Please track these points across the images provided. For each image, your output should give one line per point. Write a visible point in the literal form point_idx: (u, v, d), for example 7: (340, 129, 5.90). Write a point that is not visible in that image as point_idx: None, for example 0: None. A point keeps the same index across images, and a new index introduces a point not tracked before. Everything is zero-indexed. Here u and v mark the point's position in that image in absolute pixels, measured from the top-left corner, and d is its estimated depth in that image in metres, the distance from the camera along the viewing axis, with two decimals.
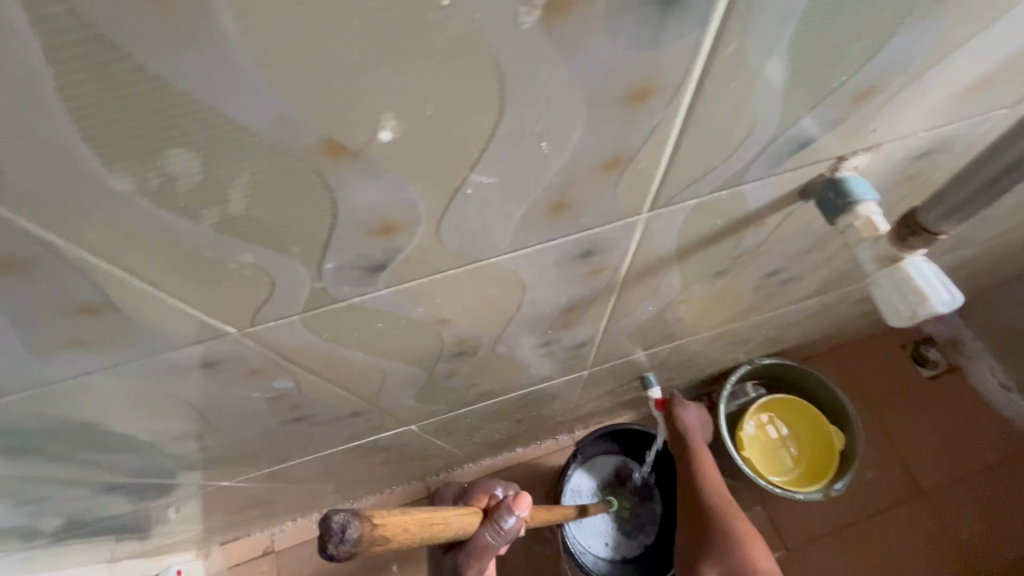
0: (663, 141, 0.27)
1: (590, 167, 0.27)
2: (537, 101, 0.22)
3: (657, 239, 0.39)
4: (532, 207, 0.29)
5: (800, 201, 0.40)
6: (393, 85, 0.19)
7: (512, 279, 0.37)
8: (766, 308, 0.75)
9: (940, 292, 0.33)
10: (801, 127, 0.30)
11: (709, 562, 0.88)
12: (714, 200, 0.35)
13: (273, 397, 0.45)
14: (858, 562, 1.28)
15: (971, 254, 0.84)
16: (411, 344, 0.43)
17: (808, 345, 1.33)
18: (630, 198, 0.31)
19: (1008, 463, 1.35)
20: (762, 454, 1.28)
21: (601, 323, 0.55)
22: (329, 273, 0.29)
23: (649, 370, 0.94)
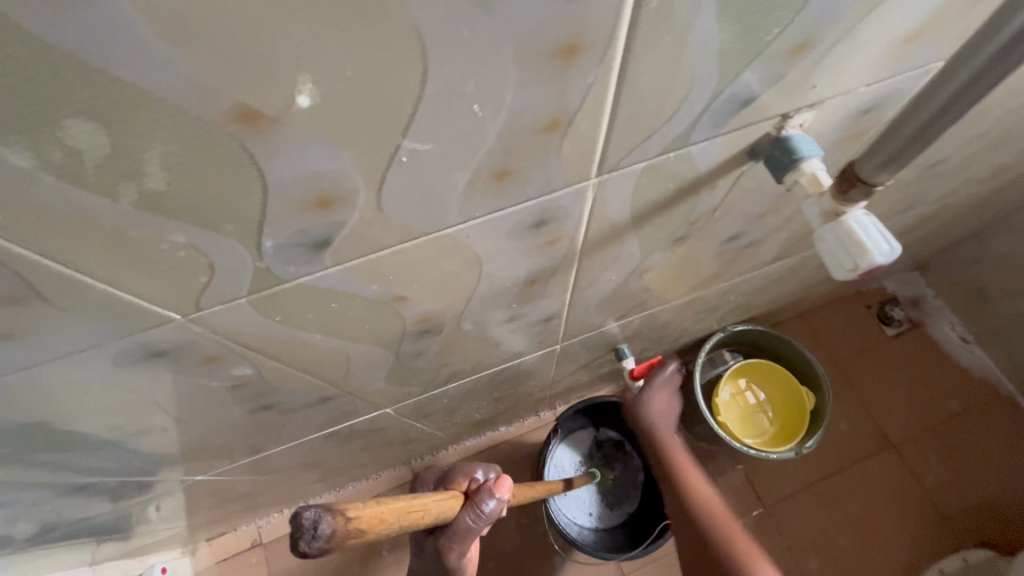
0: (601, 101, 0.27)
1: (530, 132, 0.27)
2: (461, 61, 0.21)
3: (611, 206, 0.39)
4: (476, 176, 0.28)
5: (750, 162, 0.40)
6: (302, 41, 0.18)
7: (467, 252, 0.37)
8: (732, 274, 0.77)
9: (879, 243, 0.33)
10: (741, 84, 0.30)
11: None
12: (663, 162, 0.35)
13: (234, 386, 0.45)
14: (832, 515, 1.33)
15: (925, 212, 0.88)
16: (371, 324, 0.43)
17: (778, 310, 1.37)
18: (576, 163, 0.31)
19: (968, 413, 1.42)
20: (737, 419, 1.30)
21: (567, 295, 0.55)
22: (269, 251, 0.28)
23: (622, 342, 0.95)
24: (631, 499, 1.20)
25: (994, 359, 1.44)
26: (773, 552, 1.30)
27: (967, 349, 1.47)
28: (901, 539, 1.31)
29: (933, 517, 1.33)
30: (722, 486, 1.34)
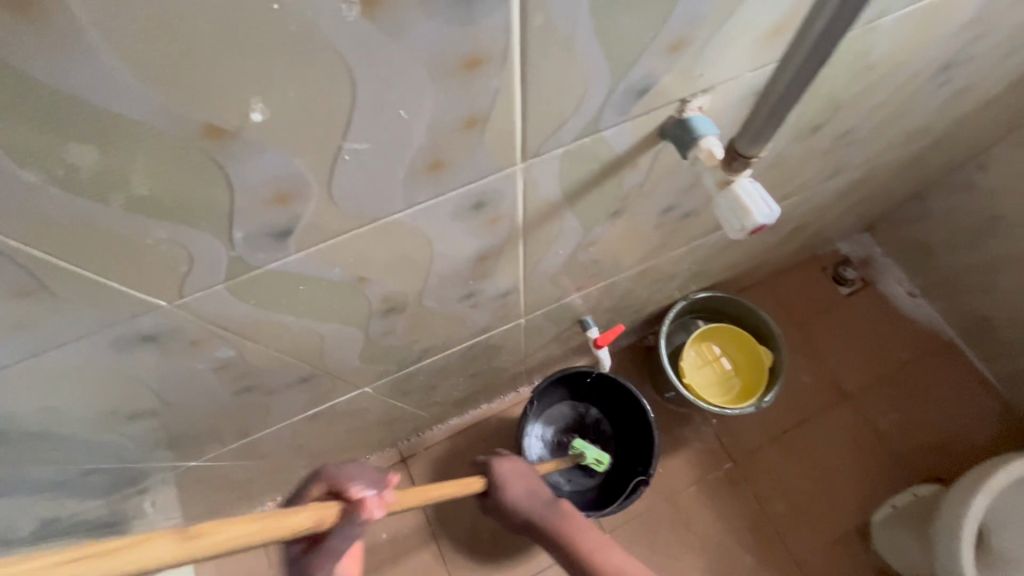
0: (510, 99, 0.32)
1: (452, 128, 0.32)
2: (382, 77, 0.26)
3: (541, 187, 0.44)
4: (412, 167, 0.34)
5: (662, 142, 0.46)
6: (250, 71, 0.23)
7: (416, 235, 0.42)
8: (677, 244, 0.83)
9: (760, 206, 0.40)
10: (633, 78, 0.36)
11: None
12: (580, 146, 0.41)
13: (218, 368, 0.49)
14: (794, 464, 1.43)
15: (853, 176, 0.96)
16: (338, 305, 0.48)
17: (737, 277, 1.45)
18: (500, 152, 0.36)
19: (915, 361, 1.53)
20: (706, 384, 1.38)
21: (519, 270, 0.61)
22: (239, 242, 0.33)
23: (586, 314, 1.02)
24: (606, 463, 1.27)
25: (938, 309, 1.56)
26: (742, 502, 1.39)
27: (914, 303, 1.58)
28: (858, 481, 1.42)
29: (885, 458, 1.44)
30: (692, 445, 1.43)
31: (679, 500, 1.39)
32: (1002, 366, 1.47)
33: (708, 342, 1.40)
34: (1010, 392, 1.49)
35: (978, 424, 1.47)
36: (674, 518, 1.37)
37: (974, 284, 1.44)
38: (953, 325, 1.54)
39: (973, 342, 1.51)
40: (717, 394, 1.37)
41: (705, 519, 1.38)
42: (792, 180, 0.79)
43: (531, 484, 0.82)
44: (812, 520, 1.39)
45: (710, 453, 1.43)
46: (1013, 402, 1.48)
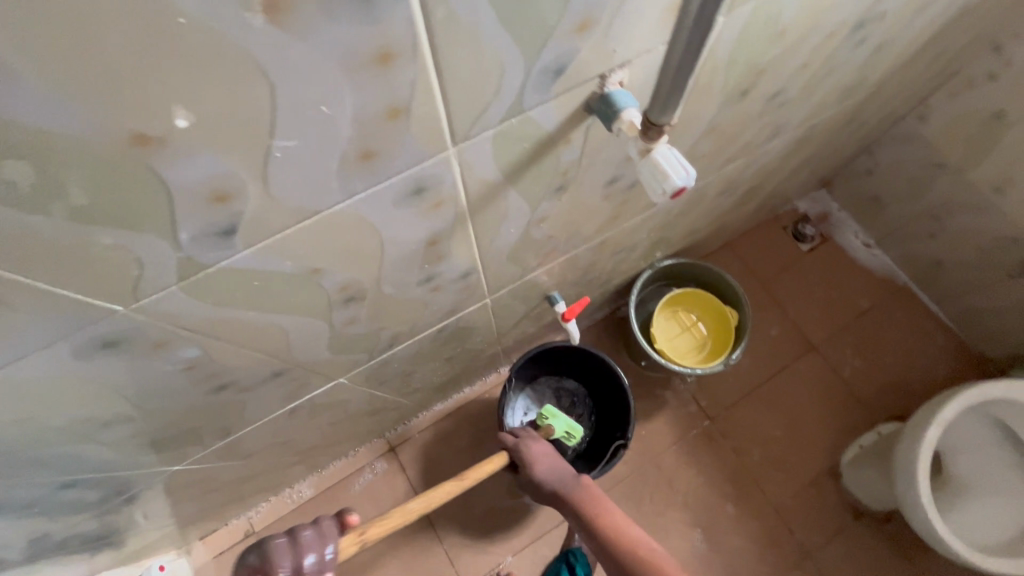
0: (428, 88, 0.34)
1: (377, 118, 0.34)
2: (297, 77, 0.29)
3: (478, 168, 0.46)
4: (344, 158, 0.36)
5: (591, 117, 0.49)
6: (169, 81, 0.25)
7: (362, 224, 0.44)
8: (630, 215, 0.87)
9: (678, 170, 0.42)
10: (547, 59, 0.38)
11: None
12: (509, 127, 0.43)
13: (186, 368, 0.51)
14: (766, 415, 1.50)
15: (795, 136, 1.00)
16: (297, 298, 0.50)
17: (700, 242, 1.50)
18: (430, 137, 0.39)
19: (873, 308, 1.60)
20: (684, 352, 1.42)
21: (474, 251, 0.64)
22: (186, 243, 0.35)
23: (553, 290, 1.05)
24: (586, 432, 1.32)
25: (893, 257, 1.63)
26: (719, 456, 1.46)
27: (869, 253, 1.66)
28: (826, 426, 1.50)
29: (850, 402, 1.52)
30: (669, 407, 1.49)
31: (661, 461, 1.45)
32: (954, 305, 1.55)
33: (682, 310, 1.45)
34: (962, 330, 1.57)
35: (935, 362, 1.55)
36: (657, 478, 1.43)
37: (922, 230, 1.51)
38: (907, 271, 1.62)
39: (926, 286, 1.59)
40: (696, 358, 1.41)
41: (687, 476, 1.44)
42: (733, 144, 0.82)
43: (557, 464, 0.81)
44: (786, 467, 1.46)
45: (687, 413, 1.49)
46: (965, 338, 1.57)
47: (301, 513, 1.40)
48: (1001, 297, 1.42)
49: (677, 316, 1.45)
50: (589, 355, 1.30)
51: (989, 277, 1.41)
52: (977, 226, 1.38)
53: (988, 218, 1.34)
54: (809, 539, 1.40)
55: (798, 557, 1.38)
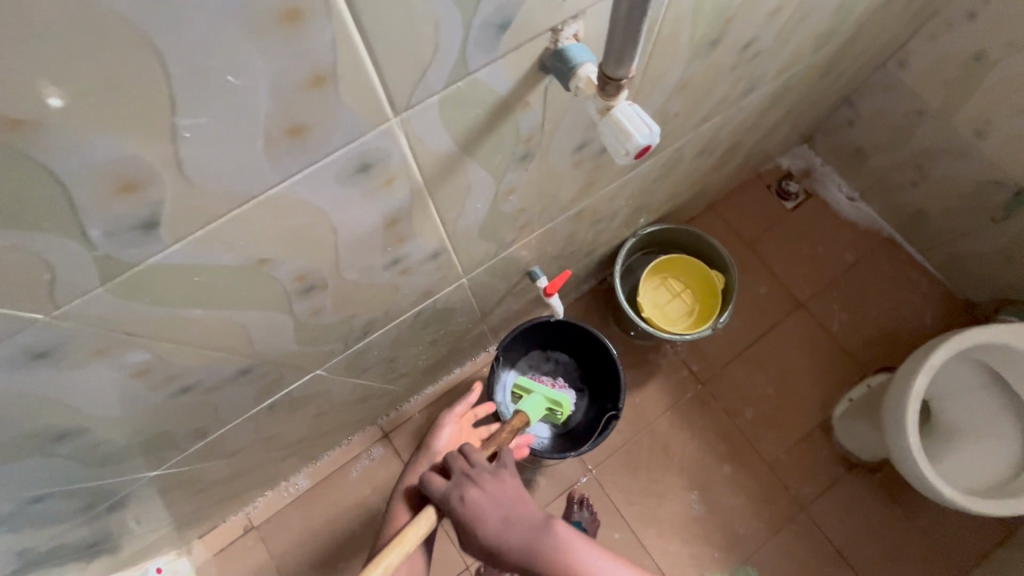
0: (353, 50, 0.31)
1: (299, 89, 0.31)
2: (190, 41, 0.25)
3: (428, 140, 0.43)
4: (269, 136, 0.32)
5: (547, 77, 0.46)
6: (29, 51, 0.22)
7: (307, 207, 0.41)
8: (606, 181, 0.84)
9: (640, 127, 0.39)
10: (488, 11, 0.35)
11: None
12: (456, 92, 0.40)
13: (138, 373, 0.48)
14: (757, 376, 1.50)
15: (773, 89, 0.97)
16: (249, 291, 0.47)
17: (683, 206, 1.48)
18: (366, 108, 0.35)
19: (859, 262, 1.60)
20: (676, 320, 1.40)
21: (440, 229, 0.60)
22: (100, 240, 0.32)
23: (533, 264, 1.03)
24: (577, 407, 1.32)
25: (877, 209, 1.62)
26: (712, 419, 1.46)
27: (854, 206, 1.64)
28: (816, 382, 1.50)
29: (840, 357, 1.52)
30: (659, 374, 1.49)
31: (655, 428, 1.45)
32: (939, 254, 1.55)
33: (669, 277, 1.43)
34: (948, 278, 1.56)
35: (921, 311, 1.56)
36: (652, 445, 1.44)
37: (906, 180, 1.49)
38: (891, 223, 1.61)
39: (910, 236, 1.58)
40: (688, 324, 1.40)
41: (680, 441, 1.44)
42: (707, 101, 0.79)
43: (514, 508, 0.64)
44: (778, 425, 1.47)
45: (679, 379, 1.49)
46: (950, 286, 1.57)
47: (298, 504, 1.39)
48: (985, 242, 1.41)
49: (666, 284, 1.43)
50: (575, 328, 1.28)
51: (973, 223, 1.41)
52: (960, 172, 1.36)
53: (971, 163, 1.33)
54: (802, 493, 1.42)
55: (793, 512, 1.40)
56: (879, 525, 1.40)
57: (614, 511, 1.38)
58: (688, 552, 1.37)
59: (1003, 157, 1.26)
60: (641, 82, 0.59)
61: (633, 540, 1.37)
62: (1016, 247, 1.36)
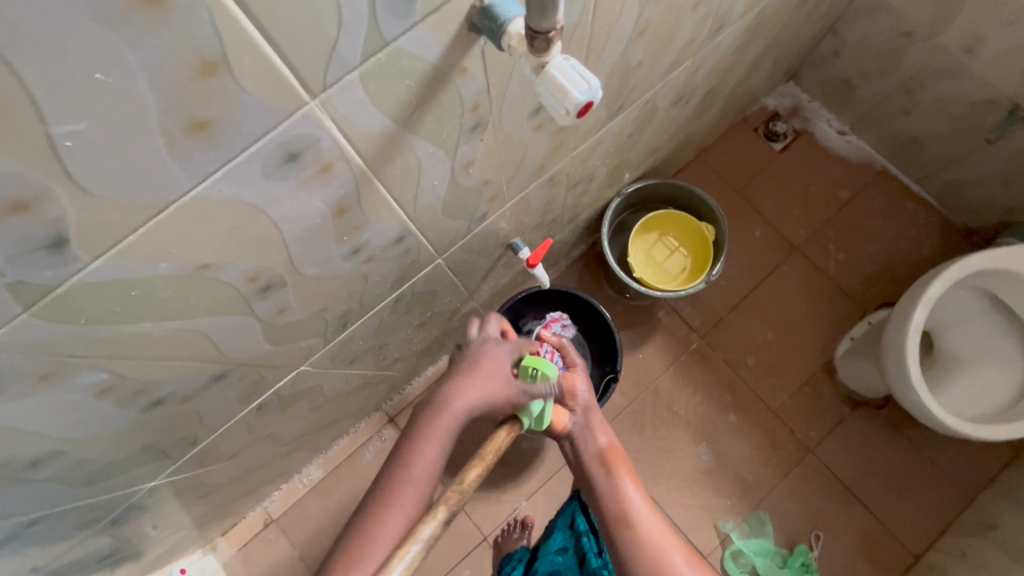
0: (240, 32, 0.28)
1: (187, 80, 0.28)
2: (37, 41, 0.23)
3: (358, 120, 0.40)
4: (168, 135, 0.30)
5: (480, 38, 0.42)
6: None
7: (237, 205, 0.39)
8: (576, 143, 0.80)
9: (578, 83, 0.36)
10: None
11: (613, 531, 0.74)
12: (378, 65, 0.37)
13: (99, 393, 0.47)
14: (757, 325, 1.49)
15: (746, 24, 0.92)
16: (198, 299, 0.45)
17: (668, 160, 1.44)
18: (275, 94, 0.33)
19: (854, 198, 1.55)
20: (673, 277, 1.38)
21: (398, 212, 0.58)
22: (5, 265, 0.30)
23: (514, 237, 1.00)
24: None
25: (869, 141, 1.57)
26: (714, 373, 1.46)
27: (845, 140, 1.59)
28: (816, 324, 1.49)
29: (838, 297, 1.50)
30: (658, 333, 1.48)
31: (657, 386, 1.45)
32: (935, 181, 1.50)
33: (657, 234, 1.40)
34: (945, 205, 1.52)
35: (919, 242, 1.52)
36: (656, 404, 1.44)
37: (897, 107, 1.44)
38: (884, 154, 1.56)
39: (905, 165, 1.54)
40: (685, 279, 1.38)
41: (683, 396, 1.44)
42: (673, 46, 0.75)
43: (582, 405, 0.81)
44: (780, 372, 1.46)
45: (677, 335, 1.48)
46: (947, 213, 1.53)
47: (313, 495, 1.42)
48: (982, 164, 1.37)
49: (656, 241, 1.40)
50: (568, 294, 1.27)
51: (968, 145, 1.37)
52: (952, 93, 1.31)
53: (962, 82, 1.27)
54: (808, 435, 1.42)
55: (800, 455, 1.41)
56: (887, 459, 1.41)
57: None
58: (701, 504, 1.38)
59: (994, 73, 1.21)
60: (594, 30, 0.56)
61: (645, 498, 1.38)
62: (1014, 165, 1.32)
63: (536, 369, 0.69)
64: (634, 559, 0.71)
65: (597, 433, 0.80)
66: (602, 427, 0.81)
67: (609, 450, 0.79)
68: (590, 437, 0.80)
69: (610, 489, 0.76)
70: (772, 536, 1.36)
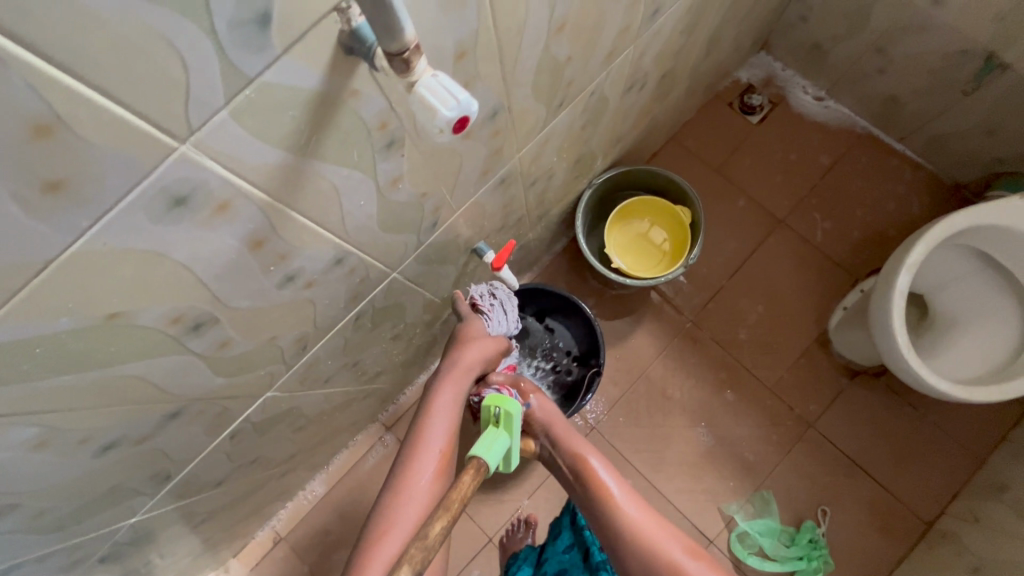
0: (67, 90, 0.29)
1: (20, 143, 0.29)
2: None
3: (245, 155, 0.40)
4: (23, 199, 0.31)
5: (363, 61, 0.42)
6: None
7: (130, 255, 0.39)
8: (521, 142, 0.79)
9: (446, 100, 0.36)
10: (225, 12, 0.31)
11: (609, 540, 0.73)
12: (248, 102, 0.37)
13: (35, 446, 0.48)
14: (746, 303, 1.46)
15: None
16: (119, 347, 0.46)
17: (640, 144, 1.41)
18: (131, 145, 0.33)
19: (835, 164, 1.52)
20: (660, 261, 1.36)
21: (328, 237, 0.58)
22: None
23: (478, 240, 0.99)
24: (549, 372, 1.28)
25: (847, 104, 1.53)
26: (706, 355, 1.43)
27: (822, 106, 1.55)
28: (807, 297, 1.46)
29: (828, 266, 1.47)
30: (646, 321, 1.46)
31: (650, 374, 1.43)
32: (918, 138, 1.46)
33: (634, 220, 1.38)
34: (931, 161, 1.48)
35: (907, 202, 1.48)
36: (650, 392, 1.42)
37: (871, 67, 1.40)
38: (863, 115, 1.52)
39: (887, 125, 1.49)
40: (665, 264, 1.36)
41: (677, 381, 1.42)
42: (607, 31, 0.74)
43: (541, 420, 0.80)
44: (773, 348, 1.43)
45: (666, 321, 1.46)
46: (934, 170, 1.48)
47: (318, 511, 1.43)
48: (964, 116, 1.33)
49: (634, 227, 1.38)
50: (554, 293, 1.26)
51: (946, 100, 1.33)
52: (925, 47, 1.27)
53: (932, 35, 1.24)
54: (808, 410, 1.40)
55: (802, 430, 1.39)
56: (889, 428, 1.38)
57: (623, 462, 1.37)
58: (704, 488, 1.36)
59: (967, 21, 1.17)
60: (503, 31, 0.55)
61: (647, 487, 1.36)
62: (995, 116, 1.28)
63: (501, 408, 0.68)
64: (641, 562, 0.70)
65: (568, 444, 0.78)
66: (572, 438, 0.79)
67: (588, 458, 0.76)
68: (564, 451, 0.78)
69: (596, 501, 0.74)
70: (778, 514, 1.34)
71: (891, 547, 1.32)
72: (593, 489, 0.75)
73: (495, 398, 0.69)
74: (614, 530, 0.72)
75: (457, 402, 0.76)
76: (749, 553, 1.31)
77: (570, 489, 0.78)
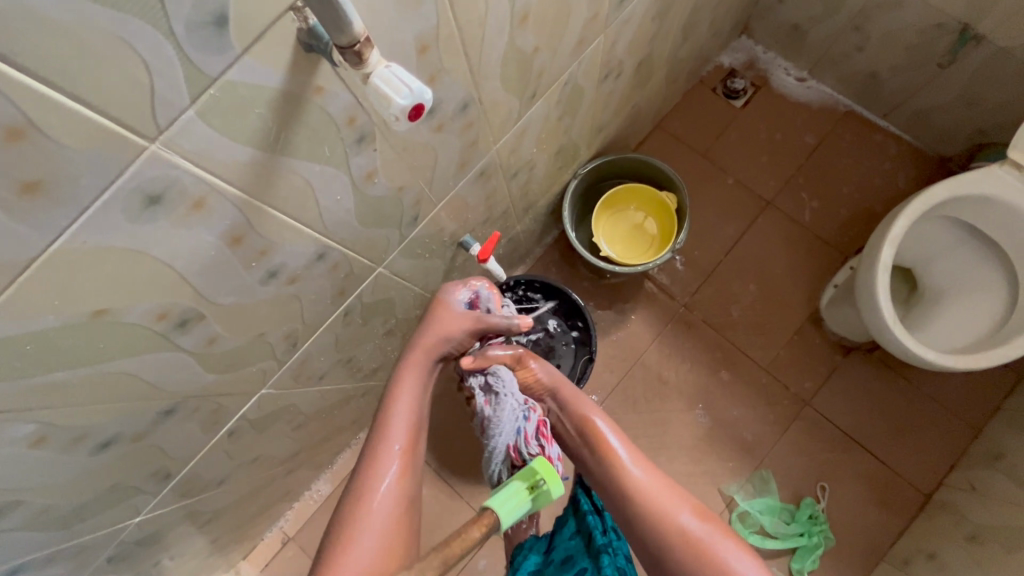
0: (38, 95, 0.31)
1: None
2: None
3: (215, 153, 0.42)
4: (3, 200, 0.33)
5: (324, 59, 0.44)
6: None
7: (110, 253, 0.41)
8: (497, 134, 0.81)
9: (399, 89, 0.38)
10: (182, 17, 0.34)
11: (618, 505, 0.70)
12: (213, 101, 0.39)
13: (34, 442, 0.51)
14: (737, 286, 1.47)
15: None
16: (107, 343, 0.48)
17: (624, 134, 1.43)
18: (100, 145, 0.35)
19: (820, 144, 1.53)
20: (647, 248, 1.37)
21: (308, 232, 0.60)
22: None
23: (463, 234, 1.01)
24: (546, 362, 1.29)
25: (829, 83, 1.54)
26: (700, 338, 1.45)
27: (804, 86, 1.56)
28: (797, 276, 1.47)
29: (816, 245, 1.48)
30: (639, 308, 1.47)
31: (645, 360, 1.44)
32: (901, 114, 1.47)
33: (627, 209, 1.40)
34: (914, 136, 1.49)
35: (893, 178, 1.49)
36: (646, 377, 1.43)
37: (850, 46, 1.41)
38: (845, 93, 1.53)
39: (870, 103, 1.50)
40: (655, 251, 1.37)
41: (672, 366, 1.44)
42: (575, 20, 0.75)
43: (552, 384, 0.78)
44: (767, 328, 1.44)
45: (659, 307, 1.47)
46: (917, 144, 1.49)
47: (325, 509, 1.45)
48: (944, 89, 1.34)
49: (626, 216, 1.40)
50: (551, 286, 1.28)
51: (925, 74, 1.34)
52: (901, 22, 1.28)
53: (908, 10, 1.25)
54: (803, 388, 1.41)
55: (798, 408, 1.40)
56: (884, 402, 1.39)
57: None
58: (703, 470, 1.37)
59: None
60: (464, 25, 0.57)
61: None
62: (974, 88, 1.29)
63: (542, 479, 0.62)
64: (651, 527, 0.67)
65: (576, 407, 0.76)
66: (580, 401, 0.77)
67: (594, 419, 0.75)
68: (572, 414, 0.76)
69: (602, 460, 0.72)
70: (777, 493, 1.35)
71: (890, 520, 1.33)
72: (600, 449, 0.73)
73: (546, 470, 0.62)
74: (623, 491, 0.70)
75: (421, 383, 0.70)
76: (750, 532, 1.32)
77: (573, 455, 0.76)
